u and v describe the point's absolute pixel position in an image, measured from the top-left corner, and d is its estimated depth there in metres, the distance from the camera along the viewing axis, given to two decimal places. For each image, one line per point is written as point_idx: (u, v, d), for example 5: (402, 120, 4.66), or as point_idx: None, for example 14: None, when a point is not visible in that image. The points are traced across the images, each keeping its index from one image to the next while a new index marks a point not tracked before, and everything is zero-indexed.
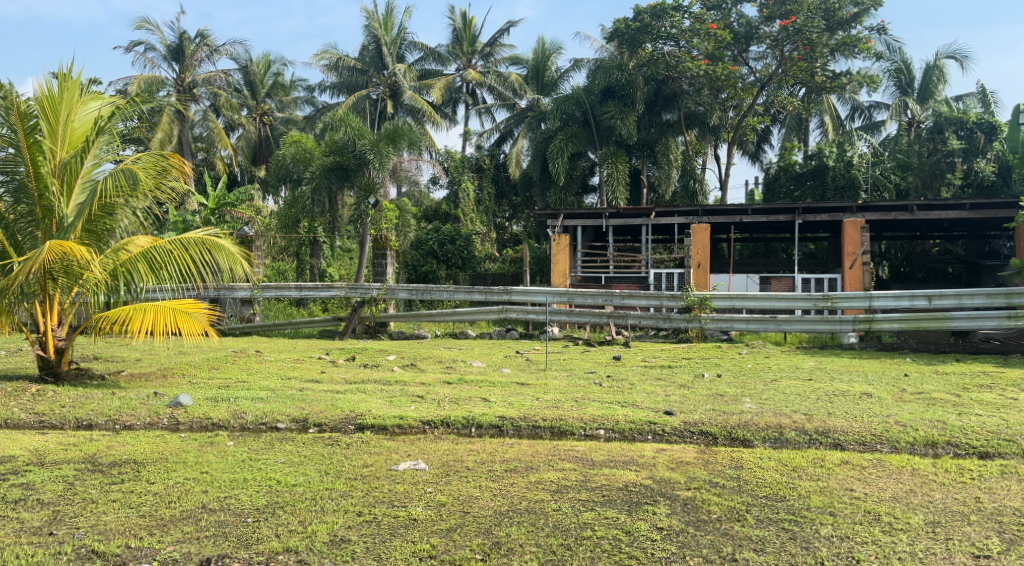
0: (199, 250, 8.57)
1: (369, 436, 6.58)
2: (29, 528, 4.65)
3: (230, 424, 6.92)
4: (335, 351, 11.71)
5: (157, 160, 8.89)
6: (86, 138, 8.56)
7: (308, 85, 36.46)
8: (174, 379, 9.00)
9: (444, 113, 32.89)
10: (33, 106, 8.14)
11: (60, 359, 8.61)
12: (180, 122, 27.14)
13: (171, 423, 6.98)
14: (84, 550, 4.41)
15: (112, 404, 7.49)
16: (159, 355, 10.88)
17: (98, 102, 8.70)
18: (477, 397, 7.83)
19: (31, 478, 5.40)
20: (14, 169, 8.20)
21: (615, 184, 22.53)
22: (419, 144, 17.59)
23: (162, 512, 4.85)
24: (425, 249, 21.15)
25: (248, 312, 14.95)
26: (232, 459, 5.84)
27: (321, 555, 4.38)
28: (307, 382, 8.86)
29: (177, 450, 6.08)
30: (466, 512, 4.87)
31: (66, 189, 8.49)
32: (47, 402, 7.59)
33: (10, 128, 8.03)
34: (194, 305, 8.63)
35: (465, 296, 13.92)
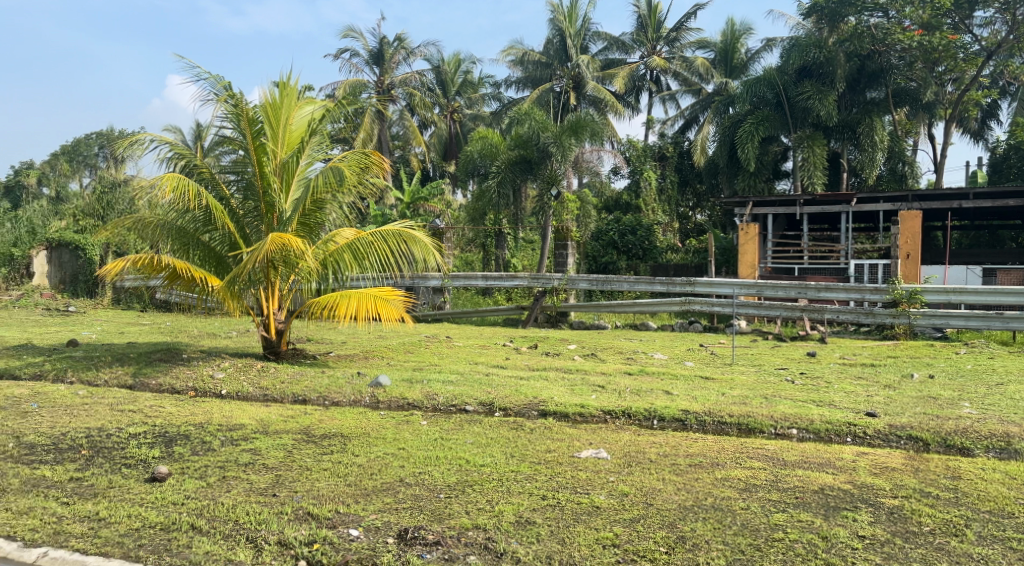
0: (396, 242, 9.14)
1: (552, 422, 6.74)
2: (258, 488, 5.22)
3: (424, 405, 7.37)
4: (518, 339, 12.05)
5: (360, 158, 9.58)
6: (302, 139, 9.39)
7: (495, 81, 37.46)
8: (374, 361, 9.72)
9: (627, 102, 32.64)
10: (259, 112, 9.05)
11: (280, 340, 9.59)
12: (380, 122, 29.03)
13: (371, 401, 7.55)
14: (301, 511, 4.88)
15: (323, 381, 8.23)
16: (361, 339, 11.76)
17: (313, 106, 9.45)
18: (659, 389, 7.75)
19: (258, 444, 6.07)
20: (245, 169, 9.27)
21: (810, 170, 21.26)
22: (602, 134, 17.58)
23: (366, 483, 5.28)
24: (606, 240, 21.13)
25: (439, 299, 15.73)
26: (426, 437, 6.23)
27: (508, 534, 4.57)
28: (494, 367, 9.23)
29: (378, 427, 6.57)
30: (649, 503, 4.88)
31: (285, 186, 9.34)
32: (270, 378, 8.48)
33: (241, 133, 9.05)
34: (393, 293, 9.22)
35: (646, 287, 13.81)
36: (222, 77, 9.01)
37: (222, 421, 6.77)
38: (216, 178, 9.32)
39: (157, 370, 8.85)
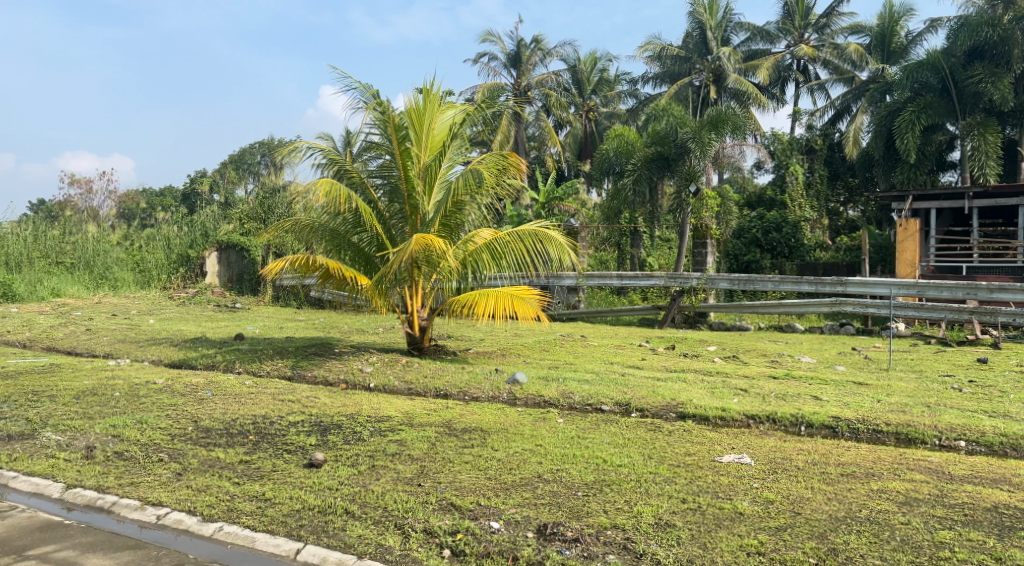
0: (533, 242, 9.24)
1: (692, 425, 6.60)
2: (404, 477, 5.45)
3: (560, 403, 7.42)
4: (656, 339, 11.87)
5: (498, 160, 9.77)
6: (443, 143, 9.68)
7: (632, 79, 37.08)
8: (512, 358, 9.89)
9: (772, 93, 31.44)
10: (404, 118, 9.41)
11: (424, 336, 9.97)
12: (516, 123, 29.48)
13: (509, 398, 7.68)
14: (445, 501, 5.04)
15: (462, 377, 8.46)
16: (499, 337, 11.99)
17: (454, 109, 9.72)
18: (807, 394, 7.41)
19: (404, 436, 6.33)
20: (391, 173, 9.67)
21: (981, 159, 19.58)
22: (743, 129, 16.97)
23: (505, 477, 5.38)
24: (748, 238, 20.46)
25: (574, 298, 15.76)
26: (563, 435, 6.27)
27: (648, 535, 4.53)
28: (630, 367, 9.15)
29: (516, 423, 6.69)
30: (796, 512, 4.68)
31: (427, 188, 9.68)
32: (413, 372, 8.83)
33: (388, 139, 9.45)
34: (529, 292, 9.31)
35: (792, 287, 13.24)
36: (371, 86, 9.44)
37: (371, 413, 7.11)
38: (364, 182, 9.81)
39: (311, 362, 9.43)
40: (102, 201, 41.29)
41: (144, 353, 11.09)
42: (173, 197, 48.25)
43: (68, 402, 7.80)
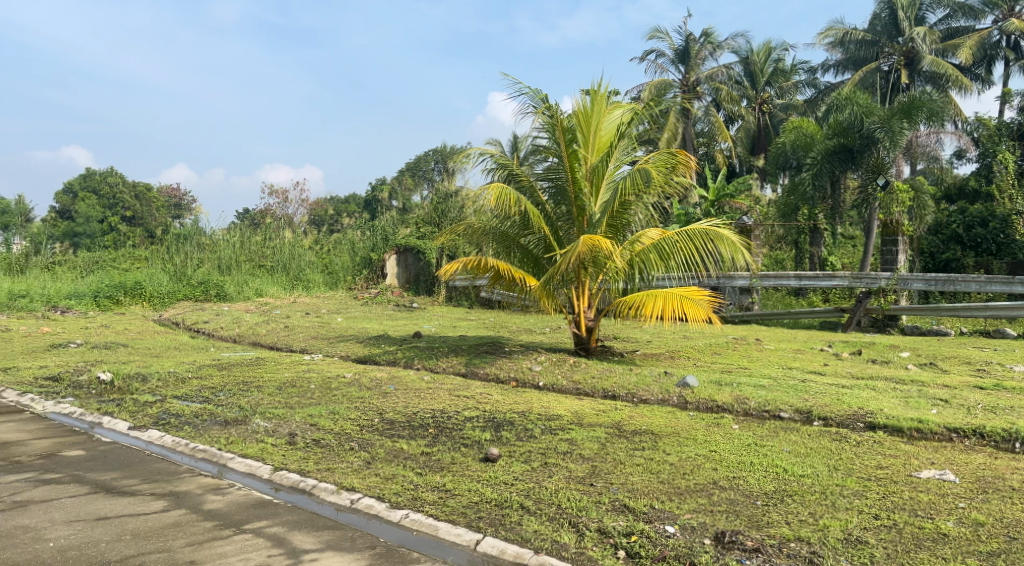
0: (703, 241, 9.01)
1: (883, 436, 6.16)
2: (576, 477, 5.49)
3: (735, 408, 7.17)
4: (840, 343, 11.16)
5: (667, 158, 9.61)
6: (611, 143, 9.67)
7: (811, 67, 35.10)
8: (682, 361, 9.68)
9: (975, 74, 28.60)
10: (572, 121, 9.51)
11: (591, 337, 10.00)
12: (685, 120, 28.82)
13: (680, 401, 7.53)
14: (618, 503, 5.03)
15: (631, 379, 8.39)
16: (668, 339, 11.77)
17: (621, 109, 9.67)
18: (1020, 407, 6.67)
19: (575, 435, 6.39)
20: (559, 175, 9.80)
21: None
22: (941, 114, 15.61)
23: (679, 482, 5.29)
24: (947, 234, 18.71)
25: (747, 300, 15.17)
26: (739, 442, 6.05)
27: (836, 551, 4.28)
28: (811, 373, 8.66)
29: (688, 427, 6.55)
30: (1013, 537, 4.28)
31: (594, 189, 9.70)
32: (582, 373, 8.88)
33: (556, 142, 9.59)
34: (698, 293, 9.07)
35: (1002, 287, 12.08)
36: (539, 91, 9.63)
37: (542, 411, 7.24)
38: (533, 185, 10.00)
39: (484, 361, 9.74)
40: (295, 208, 44.91)
41: (333, 349, 11.94)
42: (355, 204, 51.59)
43: (272, 392, 8.56)
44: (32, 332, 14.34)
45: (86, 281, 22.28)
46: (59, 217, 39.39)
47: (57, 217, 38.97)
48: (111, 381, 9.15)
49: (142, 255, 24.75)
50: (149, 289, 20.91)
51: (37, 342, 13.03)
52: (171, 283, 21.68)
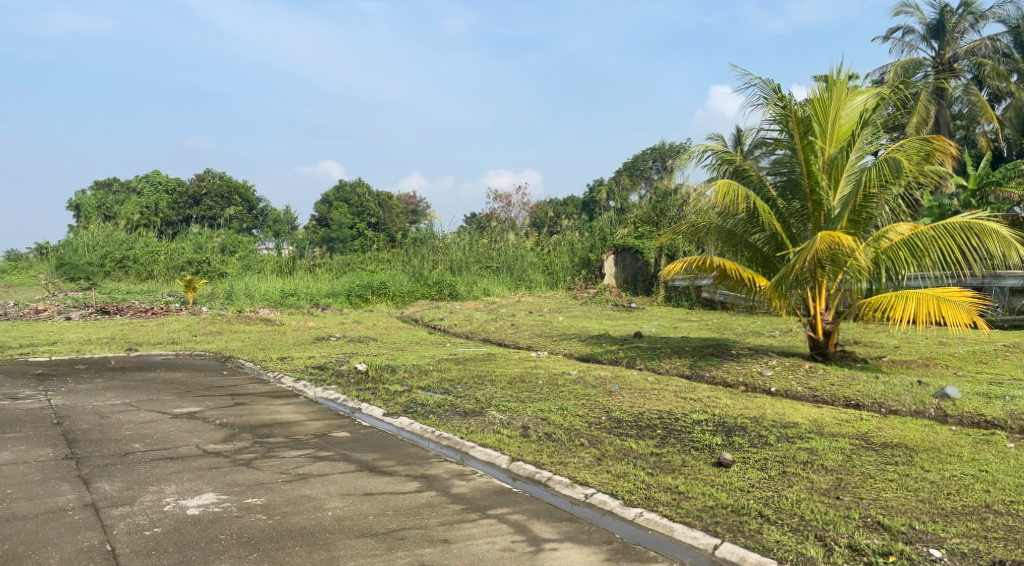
0: (965, 236, 8.09)
1: None
2: (820, 488, 5.20)
3: (1007, 425, 6.37)
4: None
5: (920, 145, 8.76)
6: (853, 132, 9.00)
7: None
8: (938, 370, 8.77)
9: None
10: (808, 111, 9.00)
11: (828, 341, 9.32)
12: (939, 102, 26.04)
13: (938, 414, 6.84)
14: (871, 519, 4.69)
15: (878, 387, 7.76)
16: (920, 345, 10.71)
17: (865, 95, 8.96)
18: None
19: (815, 445, 6.04)
20: (792, 168, 9.33)
21: None
22: None
23: (943, 502, 4.83)
24: None
25: (1018, 303, 13.40)
26: (1014, 464, 5.39)
27: None
28: None
29: (950, 443, 5.94)
30: None
31: (833, 183, 9.13)
32: (820, 379, 8.36)
33: (789, 135, 9.14)
34: (959, 294, 8.13)
35: None
36: (771, 81, 9.21)
37: (777, 418, 6.92)
38: (762, 179, 9.61)
39: (711, 363, 9.50)
40: (518, 211, 46.70)
41: (559, 347, 12.28)
42: (575, 205, 52.53)
43: (505, 387, 9.00)
44: (301, 327, 16.25)
45: (340, 281, 24.84)
46: (318, 224, 44.22)
47: (316, 225, 43.81)
48: (366, 371, 10.14)
49: (386, 257, 27.05)
50: (392, 289, 22.84)
51: (304, 335, 14.76)
52: (411, 283, 23.49)
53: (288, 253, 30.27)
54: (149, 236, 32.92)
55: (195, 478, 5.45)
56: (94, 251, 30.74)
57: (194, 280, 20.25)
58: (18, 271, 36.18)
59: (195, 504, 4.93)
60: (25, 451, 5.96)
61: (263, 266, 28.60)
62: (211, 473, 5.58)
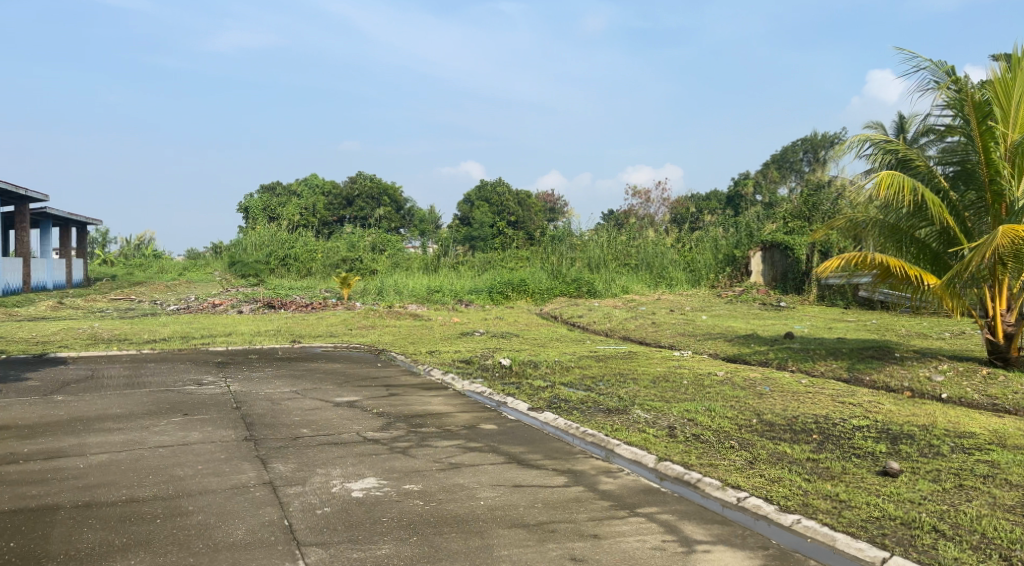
0: None
1: None
2: (1003, 505, 4.80)
3: None
4: None
5: None
6: None
7: None
8: None
9: None
10: (986, 93, 8.34)
11: (1010, 345, 8.54)
12: None
13: None
14: None
15: None
16: None
17: None
18: None
19: (996, 458, 5.59)
20: (967, 157, 8.63)
21: None
22: None
23: None
24: None
25: None
26: None
27: None
28: None
29: None
30: None
31: (1018, 171, 8.33)
32: (999, 387, 7.70)
33: (964, 120, 8.48)
34: None
35: None
36: (944, 63, 8.62)
37: (948, 427, 6.45)
38: (931, 169, 8.97)
39: (872, 367, 8.98)
40: (658, 208, 45.91)
41: (704, 346, 12.00)
42: (719, 200, 50.94)
43: (649, 385, 8.91)
44: (446, 322, 16.80)
45: (482, 278, 25.42)
46: (460, 223, 45.45)
47: (458, 224, 45.06)
48: (510, 366, 10.35)
49: (526, 255, 27.41)
50: (532, 286, 23.13)
51: (449, 330, 15.25)
52: (550, 281, 23.70)
53: (433, 252, 31.32)
54: (307, 236, 35.10)
55: (357, 463, 5.78)
56: (259, 249, 33.16)
57: (348, 277, 21.39)
58: (195, 268, 39.64)
59: (359, 487, 5.24)
60: (210, 432, 6.55)
61: (409, 264, 29.78)
62: (371, 459, 5.91)
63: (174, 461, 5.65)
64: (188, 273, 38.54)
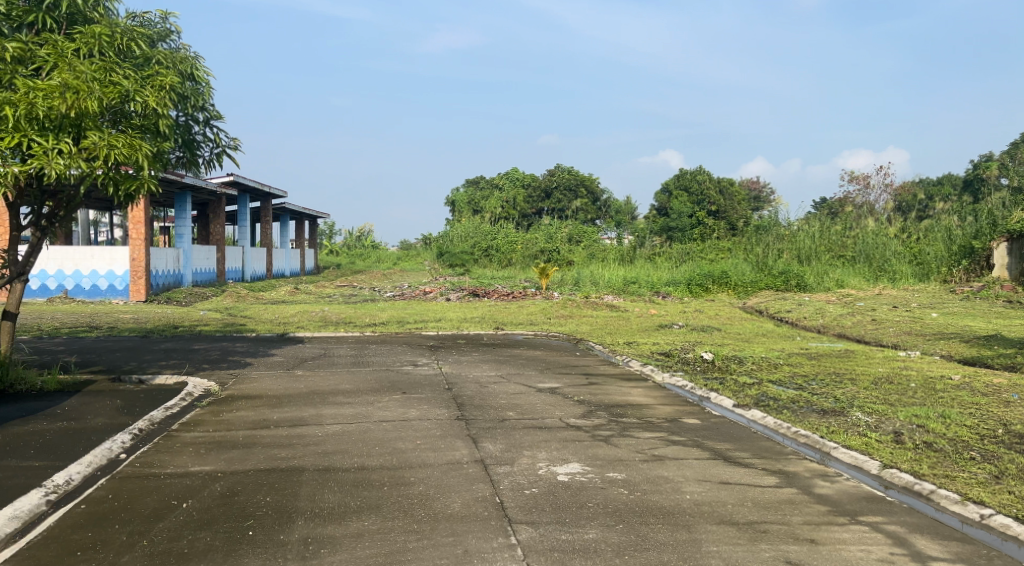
0: None
1: None
2: None
3: None
4: None
5: None
6: None
7: None
8: None
9: None
10: None
11: None
12: None
13: None
14: None
15: None
16: None
17: None
18: None
19: None
20: None
21: None
22: None
23: None
24: None
25: None
26: None
27: None
28: None
29: None
30: None
31: None
32: None
33: None
34: None
35: None
36: None
37: None
38: None
39: None
40: (878, 194, 42.27)
41: (934, 347, 10.90)
42: (951, 184, 45.91)
43: (869, 386, 8.26)
44: (645, 314, 16.65)
45: (681, 270, 24.88)
46: (658, 214, 44.74)
47: (656, 215, 44.35)
48: (712, 361, 10.06)
49: (728, 246, 26.45)
50: (734, 279, 22.30)
51: (648, 322, 15.07)
52: (755, 273, 22.76)
53: (630, 244, 31.10)
54: (508, 227, 36.29)
55: (562, 448, 5.90)
56: (463, 241, 34.76)
57: (547, 267, 21.81)
58: (407, 258, 42.37)
59: (564, 471, 5.34)
60: (425, 410, 6.98)
61: (607, 254, 29.79)
62: (575, 445, 6.00)
63: (396, 435, 6.09)
64: (401, 263, 41.29)
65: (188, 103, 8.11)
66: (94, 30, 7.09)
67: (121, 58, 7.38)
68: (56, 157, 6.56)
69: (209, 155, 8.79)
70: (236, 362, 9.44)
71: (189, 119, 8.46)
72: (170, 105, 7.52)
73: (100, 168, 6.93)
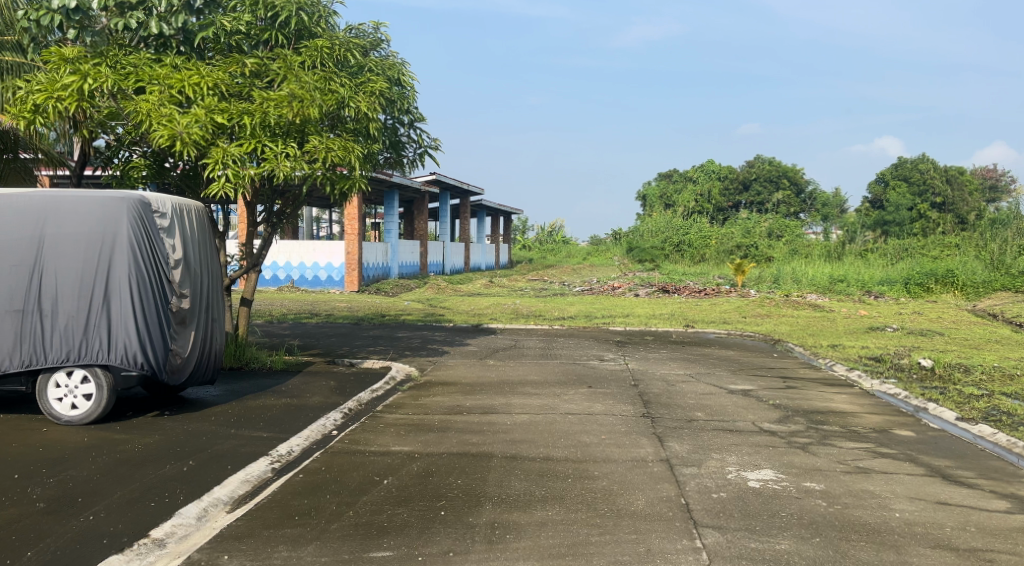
0: None
1: None
2: None
3: None
4: None
5: None
6: None
7: None
8: None
9: None
10: None
11: None
12: None
13: None
14: None
15: None
16: None
17: None
18: None
19: None
20: None
21: None
22: None
23: None
24: None
25: None
26: None
27: None
28: None
29: None
30: None
31: None
32: None
33: None
34: None
35: None
36: None
37: None
38: None
39: None
40: None
41: None
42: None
43: None
44: (853, 315, 15.46)
45: (896, 268, 22.84)
46: (872, 206, 41.19)
47: (869, 208, 40.90)
48: (931, 368, 9.14)
49: (954, 243, 24.32)
50: (962, 278, 20.15)
51: (858, 324, 13.96)
52: (987, 272, 20.51)
53: (838, 239, 28.98)
54: (703, 220, 35.27)
55: (754, 453, 5.64)
56: (655, 236, 34.21)
57: (743, 263, 20.93)
58: (598, 252, 42.42)
59: (756, 477, 5.11)
60: (613, 405, 6.96)
61: (811, 250, 27.99)
62: (768, 451, 5.72)
63: (582, 429, 6.13)
64: (592, 258, 41.38)
65: (395, 106, 8.69)
66: (316, 44, 7.79)
67: (338, 68, 8.04)
68: (284, 160, 7.26)
69: (412, 156, 9.37)
70: (434, 350, 9.98)
71: (396, 123, 9.06)
72: (380, 110, 8.11)
73: (319, 169, 7.57)
